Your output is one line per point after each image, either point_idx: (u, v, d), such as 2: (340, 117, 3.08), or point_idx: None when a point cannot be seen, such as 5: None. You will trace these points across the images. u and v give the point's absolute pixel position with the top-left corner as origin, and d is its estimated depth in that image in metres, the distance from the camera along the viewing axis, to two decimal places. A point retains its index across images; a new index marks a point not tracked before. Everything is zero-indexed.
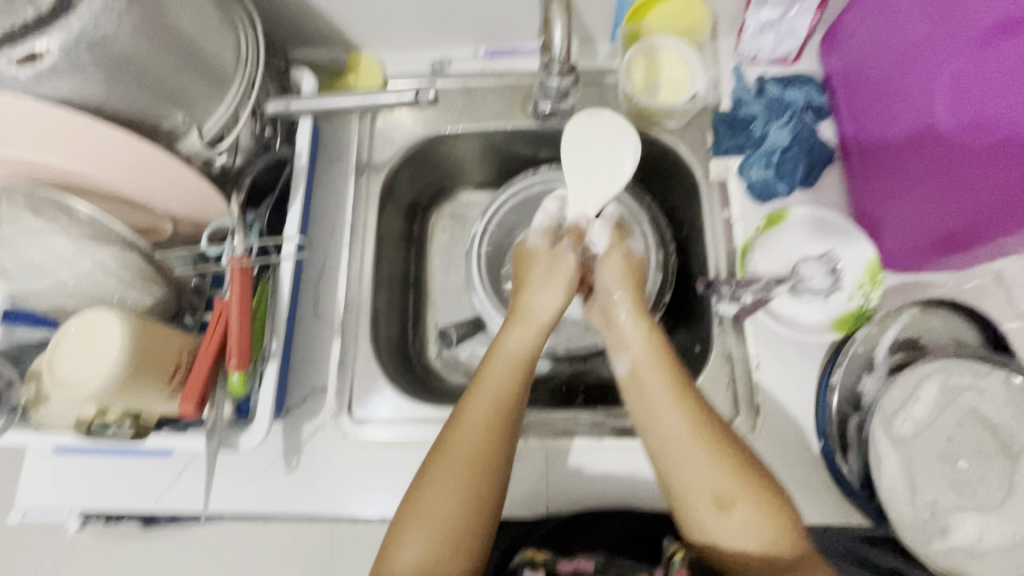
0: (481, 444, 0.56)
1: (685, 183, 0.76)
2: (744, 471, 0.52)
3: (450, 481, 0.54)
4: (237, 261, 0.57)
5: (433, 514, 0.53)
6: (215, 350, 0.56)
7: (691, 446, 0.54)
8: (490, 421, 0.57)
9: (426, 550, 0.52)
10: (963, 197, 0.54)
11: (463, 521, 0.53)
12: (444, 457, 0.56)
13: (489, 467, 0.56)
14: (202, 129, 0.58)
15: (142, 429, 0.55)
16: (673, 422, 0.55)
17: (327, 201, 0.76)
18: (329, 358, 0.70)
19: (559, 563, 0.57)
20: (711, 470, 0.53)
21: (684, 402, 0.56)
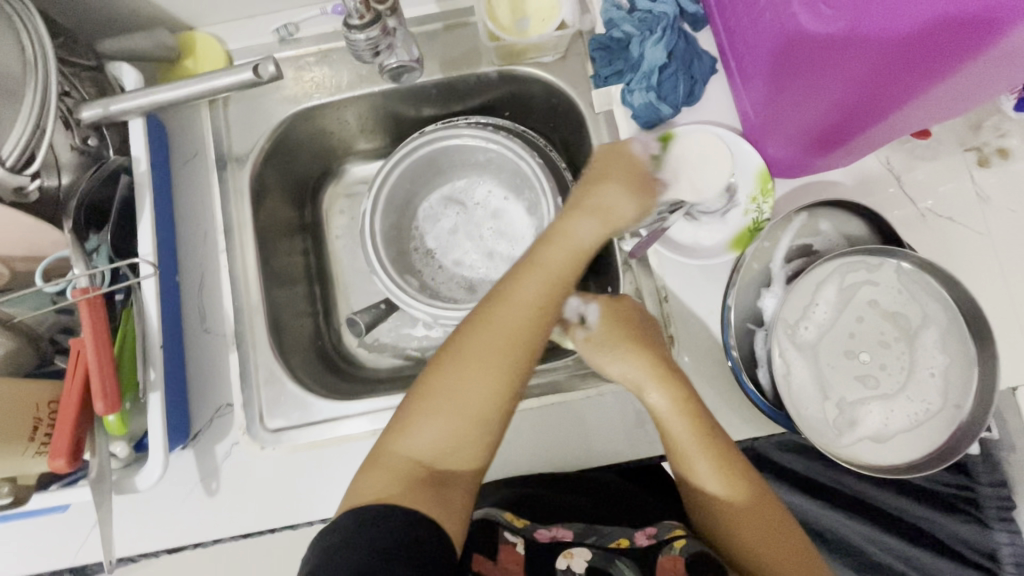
0: (523, 321, 0.54)
1: (575, 119, 0.73)
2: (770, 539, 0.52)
3: (479, 362, 0.52)
4: (82, 294, 0.52)
5: (450, 395, 0.52)
6: (78, 395, 0.51)
7: (719, 497, 0.54)
8: (536, 302, 0.54)
9: (443, 428, 0.52)
10: (823, 94, 0.52)
11: (486, 408, 0.52)
12: (472, 331, 0.54)
13: (525, 344, 0.54)
14: (2, 153, 0.50)
15: (22, 491, 0.52)
16: (706, 478, 0.54)
17: (192, 203, 0.69)
18: (230, 372, 0.65)
19: (537, 533, 0.58)
20: (739, 534, 0.53)
21: (729, 480, 0.54)
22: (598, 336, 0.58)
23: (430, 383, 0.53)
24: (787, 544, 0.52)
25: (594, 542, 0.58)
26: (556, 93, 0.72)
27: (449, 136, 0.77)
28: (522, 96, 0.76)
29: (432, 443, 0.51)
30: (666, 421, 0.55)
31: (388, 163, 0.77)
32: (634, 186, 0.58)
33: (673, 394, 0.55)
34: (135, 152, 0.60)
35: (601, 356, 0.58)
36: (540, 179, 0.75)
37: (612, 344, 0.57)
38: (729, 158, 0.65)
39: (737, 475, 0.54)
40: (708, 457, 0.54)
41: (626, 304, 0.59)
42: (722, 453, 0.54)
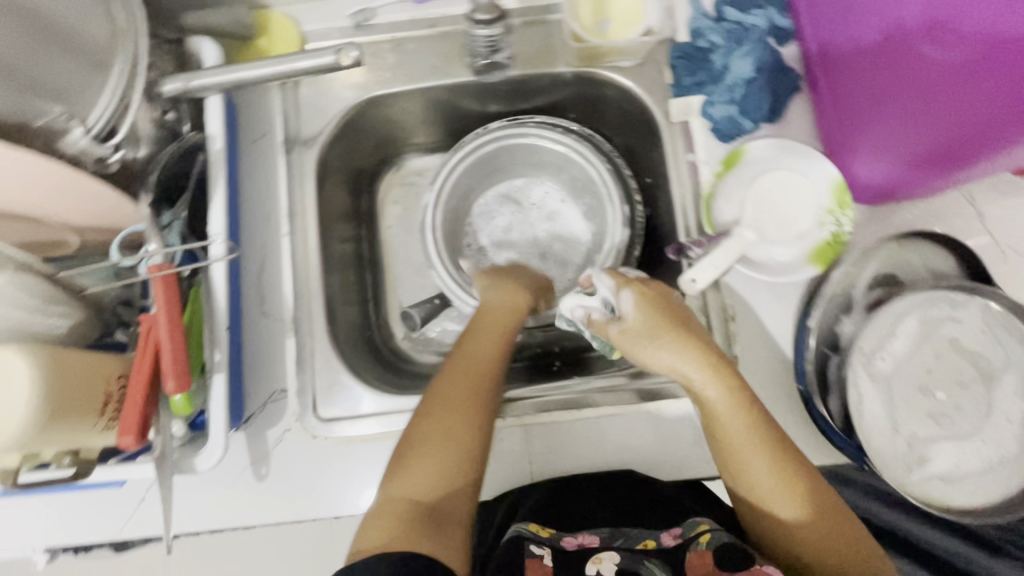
0: (473, 374, 0.58)
1: (648, 126, 0.71)
2: (820, 523, 0.50)
3: (450, 410, 0.55)
4: (157, 271, 0.51)
5: (435, 439, 0.54)
6: (148, 373, 0.50)
7: (777, 498, 0.51)
8: (479, 362, 0.59)
9: (431, 467, 0.53)
10: (946, 114, 0.49)
11: (469, 447, 0.54)
12: (446, 387, 0.57)
13: (481, 393, 0.57)
14: (88, 123, 0.50)
15: (84, 465, 0.50)
16: (761, 476, 0.51)
17: (257, 184, 0.68)
18: (285, 358, 0.65)
19: (563, 541, 0.59)
20: (787, 510, 0.51)
21: (778, 467, 0.51)
22: (638, 325, 0.56)
23: (413, 435, 0.55)
24: (850, 545, 0.50)
25: (622, 546, 0.58)
26: (630, 99, 0.71)
27: (517, 134, 0.76)
28: (594, 99, 0.74)
29: (421, 483, 0.52)
30: (712, 399, 0.53)
31: (453, 157, 0.76)
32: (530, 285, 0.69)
33: (726, 386, 0.52)
34: (211, 130, 0.59)
35: (644, 345, 0.56)
36: (608, 187, 0.74)
37: (649, 335, 0.55)
38: (807, 173, 0.63)
39: (795, 472, 0.51)
40: (764, 453, 0.51)
41: (657, 295, 0.58)
42: (777, 449, 0.51)
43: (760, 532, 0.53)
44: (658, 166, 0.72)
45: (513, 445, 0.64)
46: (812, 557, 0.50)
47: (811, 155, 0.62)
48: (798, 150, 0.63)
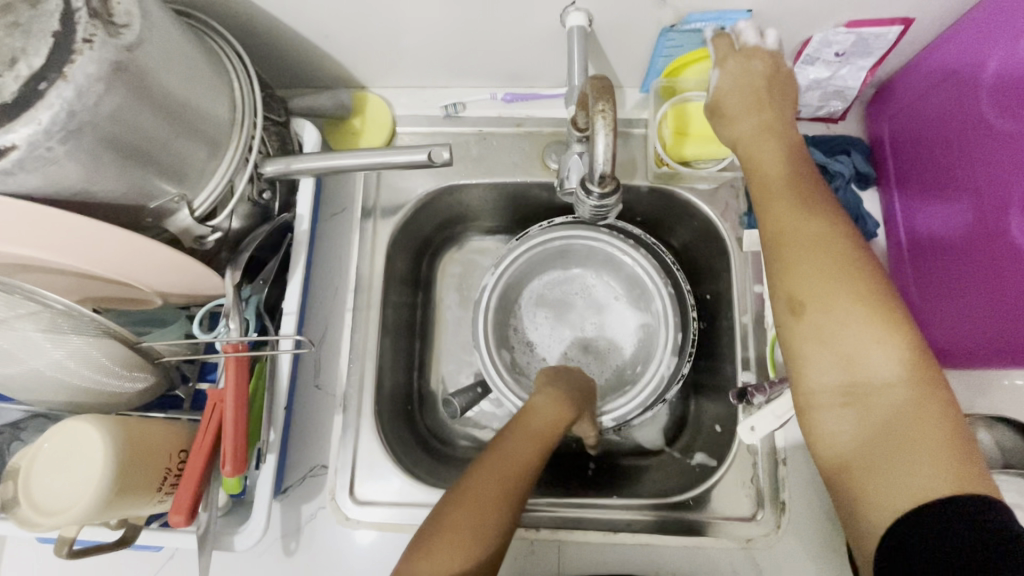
0: (510, 466, 0.58)
1: (717, 247, 0.72)
2: (845, 270, 0.44)
3: (478, 499, 0.54)
4: (232, 351, 0.53)
5: (464, 528, 0.53)
6: (207, 450, 0.52)
7: (829, 295, 0.44)
8: (522, 457, 0.59)
9: (454, 553, 0.51)
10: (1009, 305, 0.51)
11: (490, 530, 0.53)
12: (484, 474, 0.57)
13: (518, 486, 0.57)
14: (193, 204, 0.53)
15: (132, 530, 0.51)
16: (807, 249, 0.45)
17: (330, 253, 0.71)
18: (331, 434, 0.65)
19: None
20: (823, 277, 0.44)
21: (804, 207, 0.47)
22: (731, 94, 0.53)
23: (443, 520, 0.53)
24: (924, 390, 0.41)
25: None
26: (703, 220, 0.72)
27: (587, 237, 0.77)
28: (675, 213, 0.75)
29: (444, 564, 0.51)
30: (750, 143, 0.52)
31: (518, 247, 0.77)
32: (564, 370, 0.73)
33: (774, 152, 0.50)
34: (300, 210, 0.62)
35: (738, 112, 0.53)
36: (665, 311, 0.74)
37: (754, 96, 0.52)
38: None
39: (855, 277, 0.44)
40: (821, 254, 0.45)
41: (756, 64, 0.53)
42: (854, 291, 0.43)
43: (795, 354, 0.46)
44: (722, 286, 0.72)
45: (545, 562, 0.62)
46: (853, 390, 0.43)
47: None
48: None
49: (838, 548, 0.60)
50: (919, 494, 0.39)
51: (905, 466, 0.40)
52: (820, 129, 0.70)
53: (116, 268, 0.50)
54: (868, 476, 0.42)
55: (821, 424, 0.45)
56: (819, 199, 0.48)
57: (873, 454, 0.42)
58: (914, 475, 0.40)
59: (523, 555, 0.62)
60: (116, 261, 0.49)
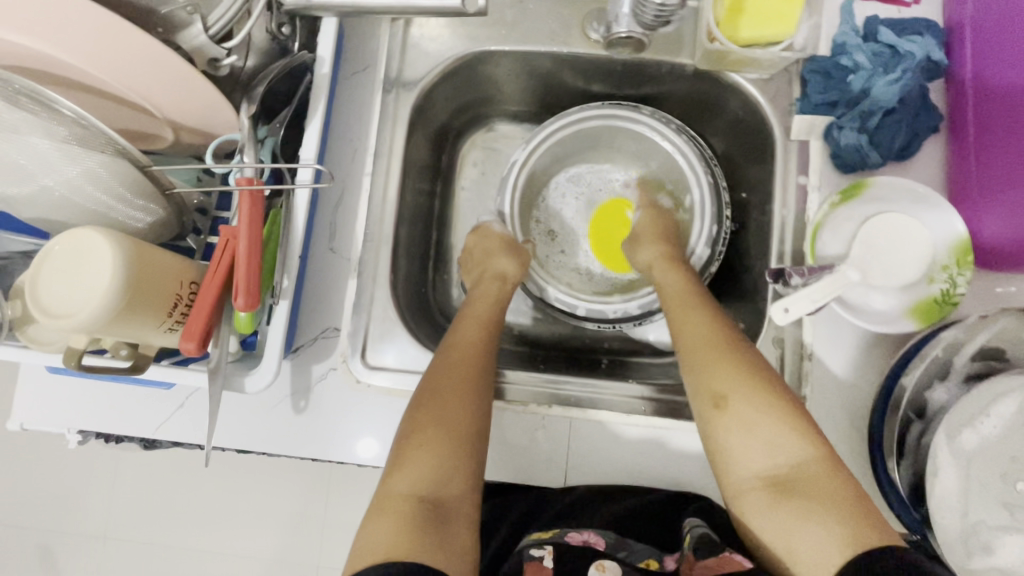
0: (469, 354, 0.61)
1: (761, 139, 0.67)
2: (746, 373, 0.55)
3: (447, 396, 0.57)
4: (247, 185, 0.50)
5: (435, 426, 0.56)
6: (219, 285, 0.50)
7: (716, 363, 0.56)
8: (476, 342, 0.62)
9: (429, 457, 0.54)
10: None
11: (465, 421, 0.56)
12: (434, 387, 0.58)
13: (479, 382, 0.59)
14: (208, 21, 0.47)
15: (141, 359, 0.51)
16: (690, 335, 0.60)
17: (350, 115, 0.67)
18: (344, 299, 0.64)
19: (567, 537, 0.60)
20: (726, 372, 0.55)
21: (707, 325, 0.59)
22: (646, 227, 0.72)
23: (418, 417, 0.56)
24: (831, 463, 0.50)
25: (626, 559, 0.59)
26: (747, 109, 0.67)
27: (629, 116, 0.72)
28: (710, 105, 0.71)
29: (419, 473, 0.53)
30: (669, 283, 0.66)
31: (554, 121, 0.72)
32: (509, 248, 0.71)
33: (676, 275, 0.66)
34: (321, 52, 0.57)
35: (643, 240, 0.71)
36: (701, 203, 0.71)
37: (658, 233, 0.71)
38: (926, 219, 0.57)
39: (750, 375, 0.55)
40: (735, 366, 0.55)
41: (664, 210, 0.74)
42: (721, 340, 0.58)
43: (725, 445, 0.54)
44: (762, 182, 0.68)
45: (555, 436, 0.61)
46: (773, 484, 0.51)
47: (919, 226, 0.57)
48: (905, 218, 0.57)
49: (856, 446, 0.58)
50: (824, 561, 0.45)
51: (771, 434, 0.52)
52: (891, 13, 0.63)
53: (126, 80, 0.47)
54: (789, 522, 0.48)
55: (744, 459, 0.53)
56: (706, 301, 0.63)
57: (777, 506, 0.50)
58: (816, 529, 0.47)
59: (532, 429, 0.62)
60: (129, 70, 0.46)
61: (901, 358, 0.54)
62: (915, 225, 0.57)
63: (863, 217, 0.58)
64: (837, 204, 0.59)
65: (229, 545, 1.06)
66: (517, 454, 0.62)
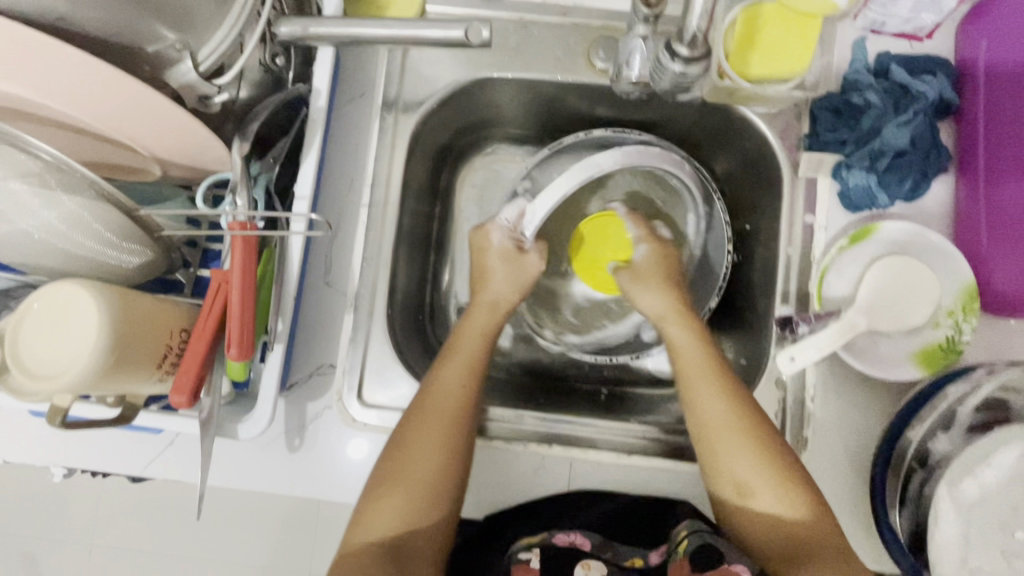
0: (453, 401, 0.57)
1: (767, 171, 0.66)
2: (765, 450, 0.53)
3: (420, 445, 0.55)
4: (239, 229, 0.48)
5: (407, 479, 0.54)
6: (212, 333, 0.48)
7: (738, 445, 0.54)
8: (459, 388, 0.58)
9: (398, 506, 0.54)
10: None
11: (434, 475, 0.54)
12: (416, 428, 0.56)
13: (460, 427, 0.56)
14: (197, 57, 0.46)
15: (129, 407, 0.49)
16: (678, 345, 0.60)
17: (346, 142, 0.64)
18: (340, 333, 0.62)
19: (555, 538, 0.59)
20: (749, 457, 0.53)
21: (731, 398, 0.56)
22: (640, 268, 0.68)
23: (386, 469, 0.55)
24: (828, 521, 0.51)
25: (611, 559, 0.60)
26: (754, 143, 0.66)
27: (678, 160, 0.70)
28: (723, 136, 0.70)
29: (383, 523, 0.53)
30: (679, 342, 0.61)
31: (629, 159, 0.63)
32: (509, 261, 0.67)
33: (684, 328, 0.62)
34: (317, 84, 0.55)
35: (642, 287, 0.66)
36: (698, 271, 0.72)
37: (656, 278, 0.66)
38: (935, 265, 0.56)
39: (768, 447, 0.53)
40: (746, 444, 0.53)
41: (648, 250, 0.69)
42: (747, 413, 0.55)
43: (709, 460, 0.55)
44: (767, 217, 0.67)
45: (555, 476, 0.60)
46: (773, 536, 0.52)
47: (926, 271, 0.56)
48: (911, 263, 0.56)
49: (857, 491, 0.58)
50: None
51: (737, 452, 0.54)
52: (902, 48, 0.62)
53: (111, 121, 0.44)
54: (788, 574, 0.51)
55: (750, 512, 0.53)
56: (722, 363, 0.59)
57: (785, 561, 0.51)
58: None
59: (532, 471, 0.60)
60: (114, 111, 0.44)
61: (907, 407, 0.55)
62: (923, 270, 0.56)
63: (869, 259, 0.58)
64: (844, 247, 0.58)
65: None
66: (517, 496, 0.60)
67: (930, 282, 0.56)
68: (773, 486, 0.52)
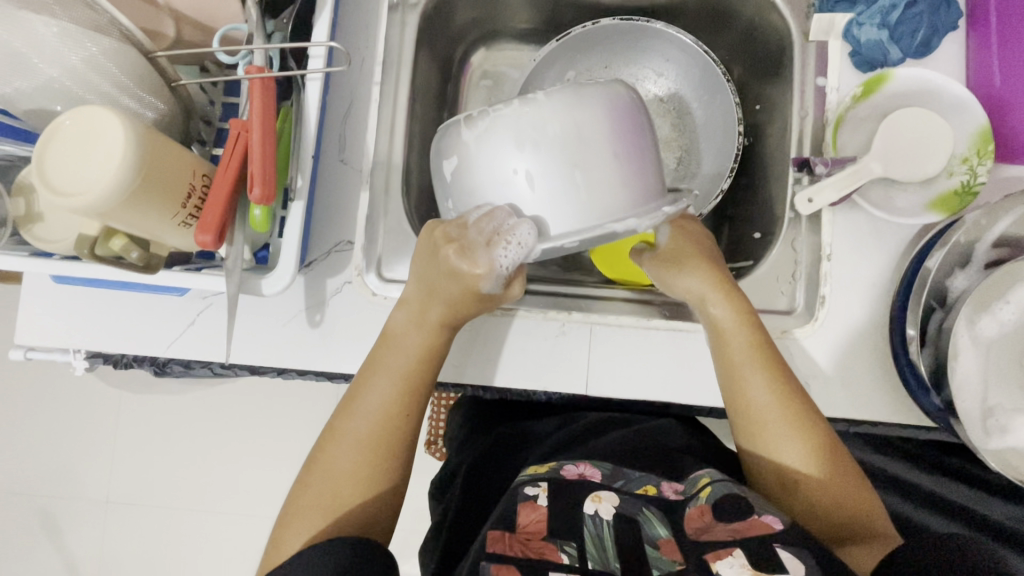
0: (385, 408, 0.54)
1: (778, 45, 0.66)
2: (789, 403, 0.54)
3: (342, 457, 0.52)
4: (256, 72, 0.48)
5: (328, 481, 0.52)
6: (232, 180, 0.48)
7: (773, 396, 0.54)
8: (391, 400, 0.54)
9: (319, 517, 0.50)
10: None
11: (358, 481, 0.52)
12: (352, 423, 0.53)
13: (396, 432, 0.54)
14: None
15: (152, 259, 0.48)
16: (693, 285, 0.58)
17: (355, 23, 0.64)
18: (357, 211, 0.62)
19: (563, 470, 0.56)
20: (767, 390, 0.54)
21: (756, 353, 0.55)
22: (665, 253, 0.61)
23: (307, 475, 0.52)
24: (841, 464, 0.53)
25: (622, 487, 0.55)
26: (762, 16, 0.66)
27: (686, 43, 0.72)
28: (727, 15, 0.70)
29: (303, 533, 0.50)
30: (699, 291, 0.58)
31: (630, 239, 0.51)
32: (452, 277, 0.53)
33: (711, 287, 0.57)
34: None
35: (674, 273, 0.59)
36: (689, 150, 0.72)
37: (680, 260, 0.60)
38: (949, 112, 0.57)
39: (789, 395, 0.54)
40: (777, 392, 0.54)
41: (667, 232, 0.61)
42: (767, 357, 0.55)
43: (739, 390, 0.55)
44: (778, 89, 0.67)
45: (576, 343, 0.60)
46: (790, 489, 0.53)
47: (937, 118, 0.56)
48: (922, 110, 0.56)
49: (877, 344, 0.58)
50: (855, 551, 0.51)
51: (756, 378, 0.55)
52: None
53: None
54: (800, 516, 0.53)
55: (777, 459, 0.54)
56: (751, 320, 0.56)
57: (801, 510, 0.53)
58: (834, 523, 0.52)
59: (552, 338, 0.61)
60: None
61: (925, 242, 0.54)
62: (936, 117, 0.56)
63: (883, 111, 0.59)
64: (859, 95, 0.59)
65: (240, 494, 1.06)
66: (540, 365, 0.61)
67: (943, 126, 0.56)
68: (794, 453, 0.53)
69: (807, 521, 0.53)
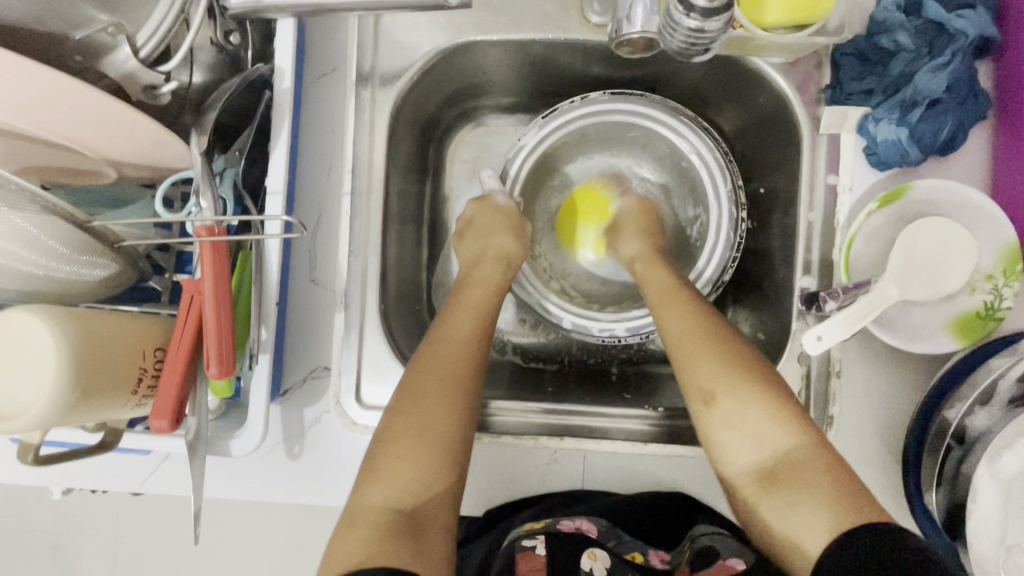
0: (460, 356, 0.54)
1: (782, 131, 0.60)
2: (729, 363, 0.51)
3: (426, 401, 0.52)
4: (207, 235, 0.44)
5: (415, 437, 0.50)
6: (189, 352, 0.44)
7: (721, 373, 0.50)
8: (466, 340, 0.56)
9: (405, 476, 0.49)
10: None
11: (444, 439, 0.51)
12: (410, 401, 0.52)
13: (467, 390, 0.53)
14: (136, 41, 0.42)
15: (111, 434, 0.46)
16: (673, 325, 0.54)
17: (321, 125, 0.59)
18: (333, 332, 0.58)
19: (559, 525, 0.56)
20: (706, 360, 0.51)
21: (694, 315, 0.54)
22: (627, 217, 0.68)
23: (390, 430, 0.51)
24: (820, 458, 0.46)
25: (614, 548, 0.57)
26: (766, 98, 0.60)
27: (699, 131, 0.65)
28: (734, 91, 0.63)
29: (394, 494, 0.48)
30: (648, 274, 0.61)
31: (595, 105, 0.65)
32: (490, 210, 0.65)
33: (658, 269, 0.61)
34: (280, 63, 0.49)
35: (627, 230, 0.66)
36: (704, 155, 0.64)
37: (642, 223, 0.66)
38: (972, 225, 0.51)
39: (735, 365, 0.50)
40: (712, 352, 0.51)
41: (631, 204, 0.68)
42: (706, 326, 0.53)
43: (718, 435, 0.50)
44: (784, 176, 0.61)
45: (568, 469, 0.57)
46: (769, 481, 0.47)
47: (962, 233, 0.50)
48: (947, 225, 0.50)
49: (888, 468, 0.55)
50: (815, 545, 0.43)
51: (758, 426, 0.48)
52: None
53: (55, 129, 0.40)
54: (777, 516, 0.46)
55: (731, 451, 0.49)
56: (688, 291, 0.57)
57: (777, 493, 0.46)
58: (802, 508, 0.45)
59: (545, 464, 0.58)
60: (48, 112, 0.39)
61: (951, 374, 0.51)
62: (962, 233, 0.50)
63: (901, 220, 0.53)
64: (875, 208, 0.53)
65: None
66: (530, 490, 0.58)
67: (968, 246, 0.50)
68: (739, 407, 0.49)
69: (789, 524, 0.45)
